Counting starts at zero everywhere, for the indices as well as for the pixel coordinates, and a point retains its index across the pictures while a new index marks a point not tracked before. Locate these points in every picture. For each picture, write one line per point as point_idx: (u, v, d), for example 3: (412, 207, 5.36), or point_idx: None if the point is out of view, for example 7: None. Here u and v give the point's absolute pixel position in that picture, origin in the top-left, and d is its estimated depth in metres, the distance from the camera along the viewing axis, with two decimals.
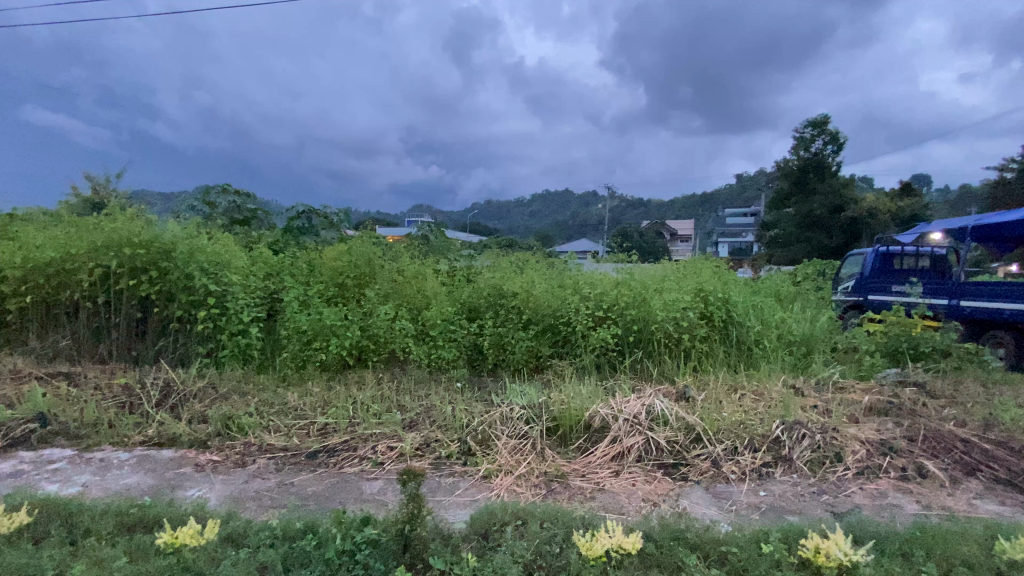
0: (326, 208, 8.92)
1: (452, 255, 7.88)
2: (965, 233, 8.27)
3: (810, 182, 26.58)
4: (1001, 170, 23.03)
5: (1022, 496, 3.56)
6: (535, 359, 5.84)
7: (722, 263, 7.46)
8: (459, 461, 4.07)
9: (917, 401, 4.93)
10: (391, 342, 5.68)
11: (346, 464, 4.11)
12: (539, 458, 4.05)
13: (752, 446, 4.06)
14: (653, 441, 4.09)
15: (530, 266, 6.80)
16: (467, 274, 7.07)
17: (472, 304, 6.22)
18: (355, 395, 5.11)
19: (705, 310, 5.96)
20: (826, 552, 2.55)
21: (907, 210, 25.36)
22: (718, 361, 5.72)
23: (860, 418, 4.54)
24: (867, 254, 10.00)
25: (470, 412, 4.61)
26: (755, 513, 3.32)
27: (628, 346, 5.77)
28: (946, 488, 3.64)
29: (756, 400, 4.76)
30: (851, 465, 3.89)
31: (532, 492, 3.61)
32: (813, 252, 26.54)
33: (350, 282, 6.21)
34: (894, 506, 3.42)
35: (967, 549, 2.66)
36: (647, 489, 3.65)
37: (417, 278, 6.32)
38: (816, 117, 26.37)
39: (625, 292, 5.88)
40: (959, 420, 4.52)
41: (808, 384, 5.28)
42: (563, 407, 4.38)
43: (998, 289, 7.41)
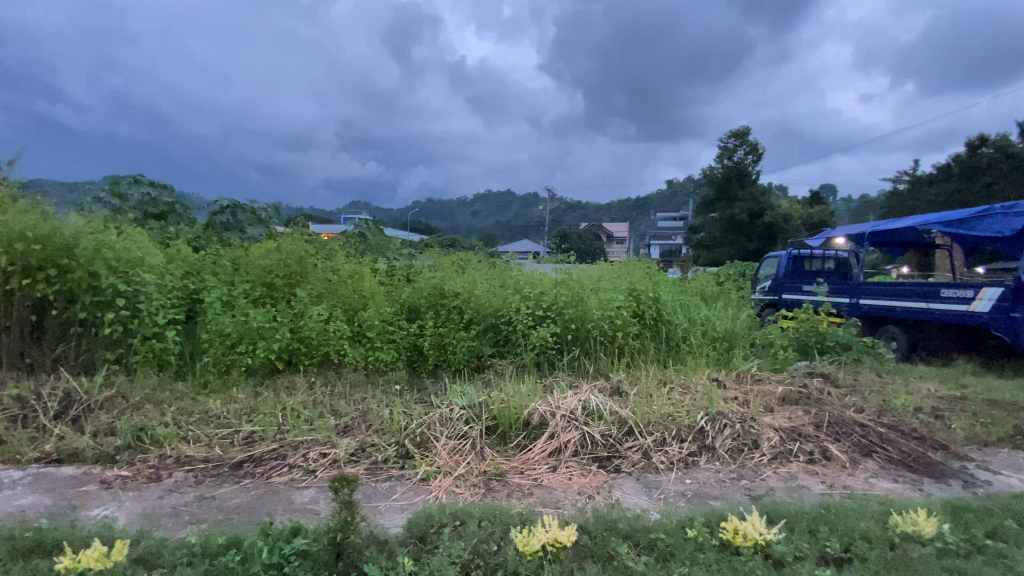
0: (253, 203, 8.44)
1: (391, 253, 7.71)
2: (864, 238, 9.19)
3: (732, 189, 28.46)
4: (896, 183, 25.80)
5: (911, 473, 4.00)
6: (476, 360, 5.83)
7: (653, 264, 7.82)
8: (397, 464, 3.99)
9: (823, 390, 5.43)
10: (325, 344, 5.45)
11: (275, 474, 3.90)
12: (479, 457, 4.04)
13: (679, 437, 4.30)
14: (588, 436, 4.22)
15: (472, 266, 6.78)
16: (407, 273, 6.93)
17: (412, 304, 6.09)
18: (285, 401, 4.87)
19: (637, 309, 6.25)
20: (744, 533, 2.77)
21: (817, 217, 27.82)
22: (650, 357, 5.99)
23: (775, 408, 4.93)
24: (782, 256, 10.84)
25: (409, 414, 4.53)
26: (681, 500, 3.51)
27: (566, 344, 5.91)
28: (847, 468, 4.04)
29: (684, 393, 5.04)
30: (766, 451, 4.21)
31: (471, 492, 3.60)
32: (734, 254, 28.51)
33: (279, 281, 5.88)
34: (802, 487, 3.75)
35: (866, 525, 2.96)
36: (583, 483, 3.75)
37: (354, 277, 6.09)
38: (738, 128, 28.26)
39: (564, 292, 6.01)
40: (858, 406, 5.03)
41: (729, 377, 5.65)
42: (502, 406, 4.41)
43: (891, 289, 8.29)
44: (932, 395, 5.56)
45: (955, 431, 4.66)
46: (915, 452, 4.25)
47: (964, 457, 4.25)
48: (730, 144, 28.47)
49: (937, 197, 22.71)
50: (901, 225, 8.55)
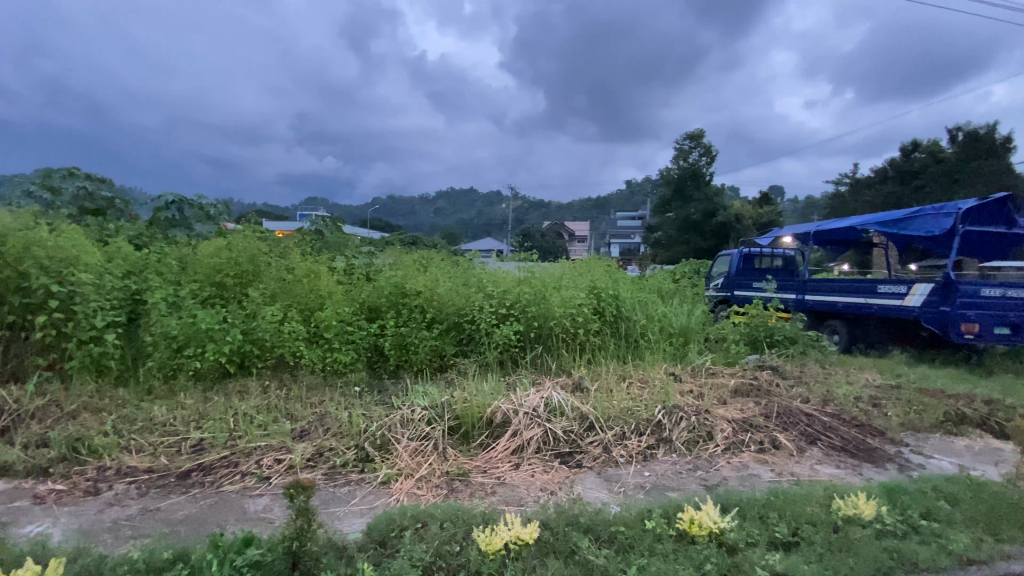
0: (201, 199, 8.03)
1: (349, 251, 7.50)
2: (809, 237, 9.67)
3: (688, 189, 29.35)
4: (838, 185, 27.33)
5: (852, 459, 4.25)
6: (439, 359, 5.77)
7: (612, 262, 7.96)
8: (356, 468, 3.90)
9: (772, 382, 5.69)
10: (279, 346, 5.26)
11: (226, 482, 3.73)
12: (441, 458, 4.01)
13: (638, 430, 4.41)
14: (550, 432, 4.25)
15: (434, 264, 6.69)
16: (366, 272, 6.77)
17: (372, 304, 5.94)
18: (237, 405, 4.67)
19: (598, 306, 6.37)
20: (699, 522, 2.87)
21: (766, 217, 29.13)
22: (610, 353, 6.10)
23: (727, 400, 5.13)
24: (733, 254, 11.23)
25: (368, 416, 4.43)
26: (640, 493, 3.60)
27: (529, 342, 5.93)
28: (794, 456, 4.25)
29: (643, 387, 5.17)
30: (720, 442, 4.37)
31: (433, 493, 3.57)
32: (690, 252, 29.48)
33: (230, 281, 5.62)
34: (754, 476, 3.91)
35: (812, 509, 3.13)
36: (545, 479, 3.78)
37: (310, 277, 5.90)
38: (693, 130, 29.18)
39: (527, 290, 6.03)
40: (803, 397, 5.31)
41: (685, 371, 5.84)
42: (464, 405, 4.38)
43: (834, 285, 8.78)
44: (870, 385, 5.93)
45: (891, 418, 4.99)
46: (856, 439, 4.52)
47: (899, 442, 4.56)
48: (685, 146, 29.36)
49: (874, 198, 24.26)
50: (843, 224, 9.05)
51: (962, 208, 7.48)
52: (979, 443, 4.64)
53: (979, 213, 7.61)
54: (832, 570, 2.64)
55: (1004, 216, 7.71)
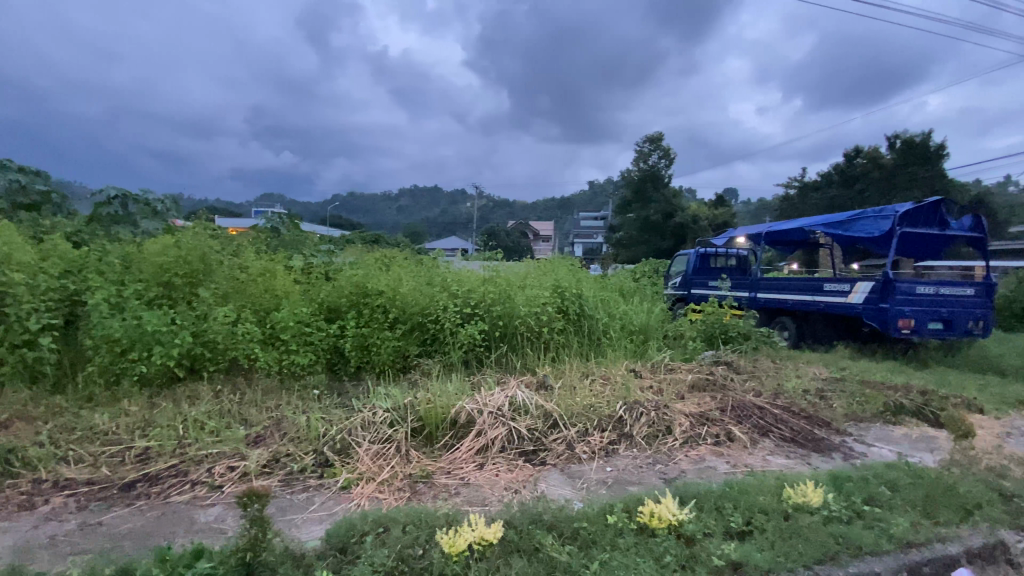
0: (147, 194, 7.60)
1: (308, 250, 7.27)
2: (761, 237, 10.09)
3: (648, 191, 30.08)
4: (787, 188, 28.65)
5: (801, 448, 4.46)
6: (402, 360, 5.67)
7: (576, 261, 8.05)
8: (315, 474, 3.79)
9: (727, 377, 5.91)
10: (233, 349, 5.04)
11: (175, 492, 3.55)
12: (404, 460, 3.95)
13: (600, 426, 4.49)
14: (515, 431, 4.26)
15: (396, 263, 6.57)
16: (325, 271, 6.58)
17: (331, 303, 5.79)
18: (187, 411, 4.46)
19: (562, 305, 6.43)
20: (659, 515, 2.94)
21: (722, 218, 30.21)
22: (573, 351, 6.18)
23: (685, 395, 5.29)
24: (690, 254, 11.58)
25: (328, 420, 4.31)
26: (603, 488, 3.66)
27: (494, 341, 5.93)
28: (748, 447, 4.42)
29: (605, 384, 5.27)
30: (678, 436, 4.50)
31: (395, 497, 3.50)
32: (650, 252, 30.25)
33: (178, 280, 5.34)
34: (710, 468, 4.04)
35: (764, 499, 3.26)
36: (509, 478, 3.79)
37: (265, 276, 5.68)
38: (653, 133, 29.95)
39: (491, 289, 6.01)
40: (756, 391, 5.54)
41: (645, 367, 5.99)
42: (428, 406, 4.33)
43: (784, 284, 9.21)
44: (817, 378, 6.26)
45: (836, 409, 5.27)
46: (804, 430, 4.75)
47: (844, 432, 4.82)
48: (645, 149, 30.07)
49: (820, 201, 25.60)
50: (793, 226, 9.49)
51: (899, 212, 7.98)
52: (914, 431, 4.97)
53: (914, 216, 8.13)
54: (784, 556, 2.76)
55: (936, 219, 8.27)
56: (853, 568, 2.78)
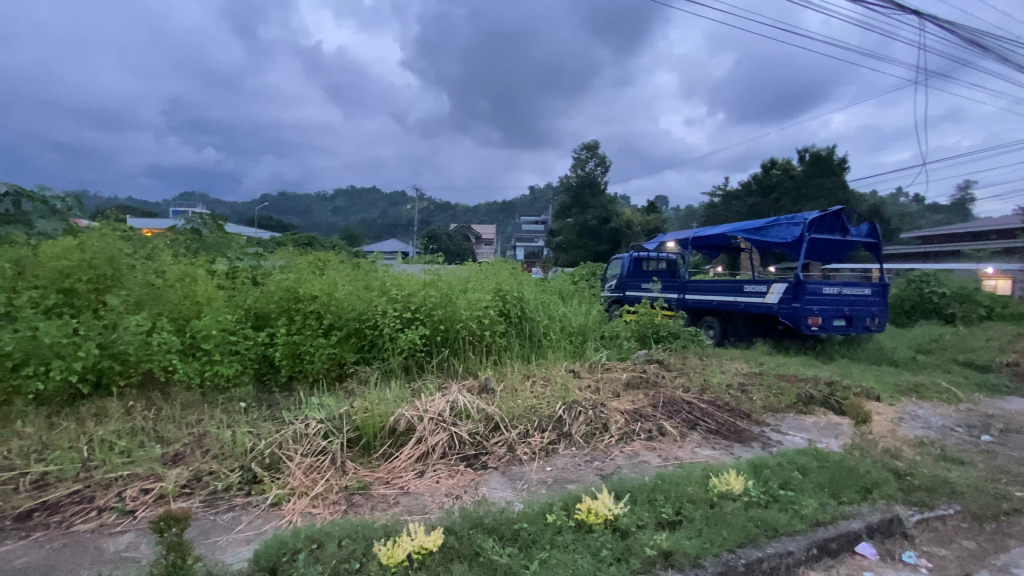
0: (45, 191, 6.84)
1: (233, 252, 6.84)
2: (688, 242, 10.70)
3: (585, 197, 31.01)
4: (712, 196, 30.56)
5: (725, 440, 4.77)
6: (337, 368, 5.47)
7: (516, 264, 8.14)
8: (242, 491, 3.58)
9: (659, 374, 6.21)
10: (147, 361, 4.65)
11: (79, 520, 3.22)
12: (339, 473, 3.81)
13: (541, 427, 4.56)
14: (455, 436, 4.23)
15: (331, 267, 6.34)
16: (252, 276, 6.25)
17: (259, 310, 5.50)
18: (92, 431, 4.06)
19: (503, 308, 6.49)
20: (596, 511, 3.05)
21: (654, 224, 31.69)
22: (515, 354, 6.23)
23: (621, 393, 5.50)
24: (624, 257, 12.03)
25: (256, 434, 4.09)
26: (543, 488, 3.72)
27: (435, 345, 5.85)
28: (678, 441, 4.67)
29: (545, 385, 5.37)
30: (614, 432, 4.66)
31: (330, 511, 3.37)
32: (588, 256, 31.12)
33: (82, 287, 4.84)
34: (643, 462, 4.22)
35: (693, 489, 3.46)
36: (450, 483, 3.77)
37: (184, 281, 5.29)
38: (589, 142, 30.95)
39: (432, 292, 5.92)
40: (685, 386, 5.87)
41: (583, 367, 6.17)
42: (365, 415, 4.20)
43: (710, 285, 9.82)
44: (738, 373, 6.72)
45: (755, 402, 5.69)
46: (728, 422, 5.09)
47: (762, 422, 5.21)
48: (582, 156, 30.94)
49: (741, 209, 27.51)
50: (716, 231, 10.13)
51: (808, 220, 8.76)
52: (822, 419, 5.47)
53: (820, 223, 8.94)
54: (709, 542, 2.95)
55: (839, 226, 9.14)
56: (770, 548, 3.01)
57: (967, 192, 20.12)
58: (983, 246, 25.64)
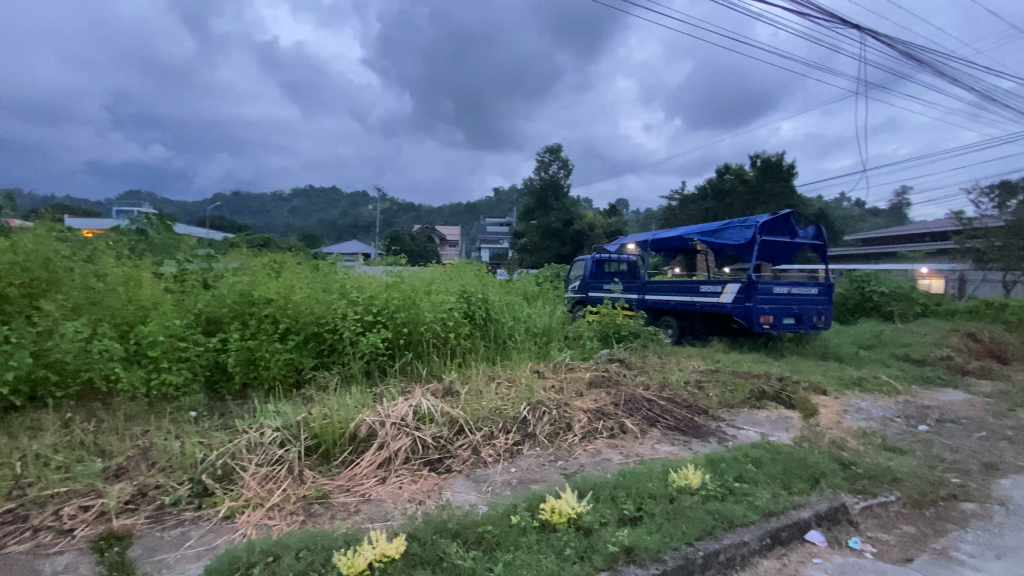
0: None
1: (183, 253, 6.53)
2: (647, 244, 10.98)
3: (549, 200, 31.31)
4: (671, 200, 31.48)
5: (683, 435, 4.91)
6: (295, 374, 5.30)
7: (481, 265, 8.12)
8: (192, 505, 3.41)
9: (621, 373, 6.34)
10: (87, 370, 4.38)
11: (9, 542, 2.98)
12: (297, 482, 3.69)
13: (505, 428, 4.57)
14: (419, 440, 4.17)
15: (288, 269, 6.14)
16: (203, 279, 5.99)
17: (211, 315, 5.27)
18: (25, 446, 3.78)
19: (468, 310, 6.45)
20: (559, 510, 3.08)
21: (616, 226, 32.35)
22: (480, 356, 6.20)
23: (584, 392, 5.58)
24: (587, 259, 12.22)
25: (208, 444, 3.91)
26: (507, 489, 3.72)
27: (398, 349, 5.75)
28: (639, 438, 4.77)
29: (510, 386, 5.37)
30: (578, 431, 4.72)
31: (287, 522, 3.26)
32: (552, 258, 31.43)
33: (14, 291, 4.51)
34: (606, 460, 4.30)
35: (653, 485, 3.55)
36: (413, 489, 3.71)
37: (128, 284, 5.01)
38: (552, 145, 31.30)
39: (395, 295, 5.80)
40: (646, 384, 6.02)
41: (548, 368, 6.22)
42: (324, 422, 4.09)
43: (669, 286, 10.10)
44: (695, 370, 6.94)
45: (712, 398, 5.89)
46: (686, 418, 5.25)
47: (718, 418, 5.40)
48: (546, 158, 31.23)
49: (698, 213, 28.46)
50: (673, 233, 10.45)
51: (759, 223, 9.15)
52: (774, 413, 5.72)
53: (771, 226, 9.35)
54: (669, 536, 3.02)
55: (788, 229, 9.59)
56: (726, 539, 3.11)
57: (903, 198, 21.55)
58: (917, 248, 27.53)
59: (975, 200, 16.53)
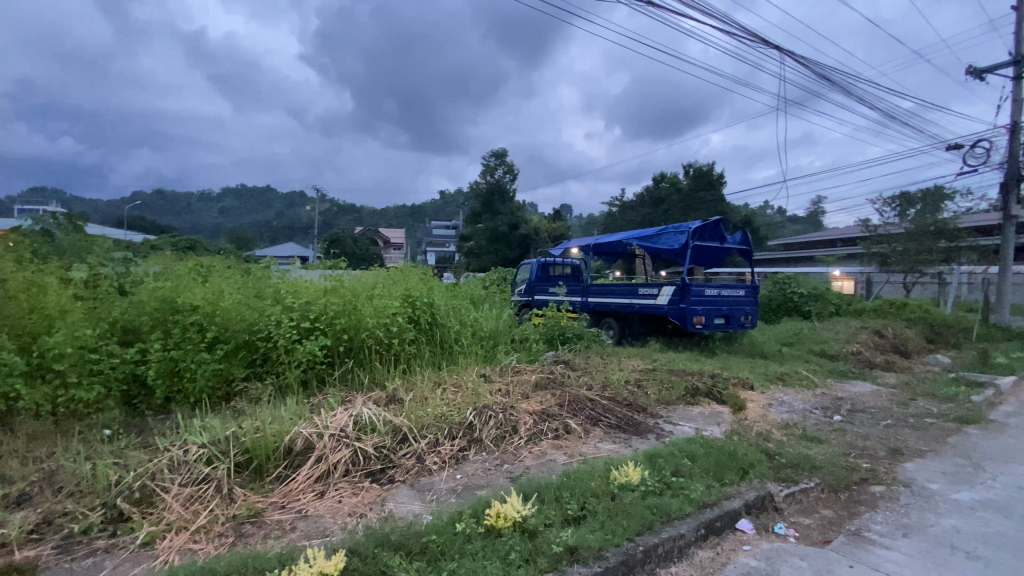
0: None
1: (97, 256, 5.98)
2: (590, 248, 11.27)
3: (495, 203, 31.44)
4: (613, 205, 32.55)
5: (624, 433, 5.07)
6: (224, 386, 4.97)
7: (426, 268, 7.98)
8: (107, 532, 3.12)
9: (565, 374, 6.46)
10: None
11: None
12: (226, 501, 3.46)
13: (451, 435, 4.52)
14: (359, 451, 4.04)
15: (217, 274, 5.77)
16: (120, 285, 5.53)
17: (128, 323, 4.87)
18: None
19: (412, 315, 6.32)
20: (504, 514, 3.09)
21: (560, 230, 32.99)
22: (425, 361, 6.10)
23: (530, 394, 5.63)
24: (532, 263, 12.37)
25: (125, 465, 3.59)
26: (452, 497, 3.68)
27: (338, 356, 5.53)
28: (582, 438, 4.88)
29: (455, 391, 5.32)
30: (524, 434, 4.76)
31: (214, 545, 3.04)
32: (498, 261, 31.61)
33: None
34: (550, 461, 4.35)
35: (596, 483, 3.64)
36: (353, 502, 3.58)
37: (30, 291, 4.54)
38: (497, 149, 31.46)
39: (334, 300, 5.58)
40: (589, 385, 6.16)
41: (494, 371, 6.22)
42: (256, 436, 3.87)
43: (610, 289, 10.42)
44: (635, 369, 7.20)
45: (651, 396, 6.12)
46: (627, 416, 5.42)
47: (656, 415, 5.63)
48: (491, 163, 31.37)
49: (637, 218, 29.63)
50: (615, 238, 10.80)
51: (692, 229, 9.65)
52: (707, 409, 6.04)
53: (702, 232, 9.88)
54: (611, 534, 3.11)
55: (718, 235, 10.17)
56: (665, 533, 3.24)
57: (818, 207, 23.49)
58: (831, 252, 30.09)
59: (879, 209, 18.30)
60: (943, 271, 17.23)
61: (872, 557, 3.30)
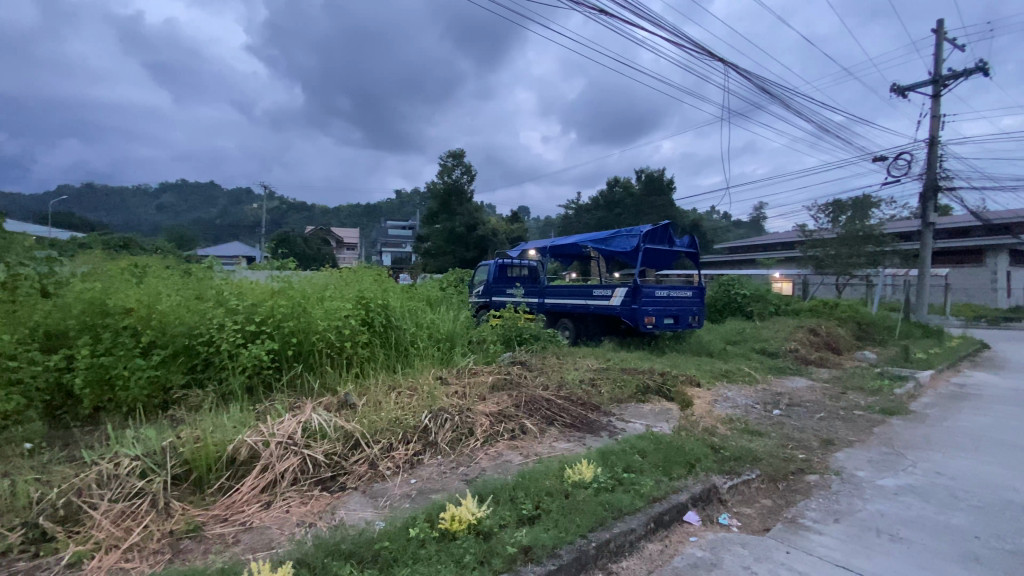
0: None
1: (16, 254, 5.51)
2: (546, 250, 11.40)
3: (452, 204, 31.23)
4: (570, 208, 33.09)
5: (579, 432, 5.16)
6: (160, 394, 4.68)
7: (381, 269, 7.81)
8: (25, 555, 2.88)
9: (521, 375, 6.52)
10: None
11: None
12: (163, 515, 3.27)
13: (405, 439, 4.45)
14: (309, 459, 3.92)
15: (154, 275, 5.44)
16: (43, 287, 5.13)
17: (52, 328, 4.52)
18: None
19: (366, 317, 6.16)
20: (459, 517, 3.09)
21: (518, 232, 33.17)
22: (380, 364, 5.98)
23: (486, 396, 5.64)
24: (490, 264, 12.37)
25: (47, 483, 3.33)
26: (406, 502, 3.63)
27: (286, 361, 5.31)
28: (537, 438, 4.93)
29: (411, 395, 5.24)
30: (480, 436, 4.76)
31: (148, 563, 2.86)
32: (456, 262, 31.46)
33: None
34: (506, 462, 4.37)
35: (551, 482, 3.70)
36: (302, 512, 3.46)
37: None
38: (455, 150, 31.28)
39: (282, 302, 5.36)
40: (545, 385, 6.24)
41: (450, 374, 6.18)
42: (196, 446, 3.67)
43: (566, 290, 10.59)
44: (589, 369, 7.35)
45: (604, 395, 6.27)
46: (581, 415, 5.52)
47: (609, 413, 5.77)
48: (449, 164, 31.16)
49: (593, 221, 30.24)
50: (570, 240, 10.98)
51: (643, 232, 9.95)
52: (657, 406, 6.24)
53: (653, 235, 10.20)
54: (565, 531, 3.16)
55: (667, 238, 10.54)
56: (616, 528, 3.33)
57: (761, 212, 24.80)
58: (773, 255, 31.81)
59: (815, 216, 19.53)
60: (870, 273, 18.61)
61: (807, 542, 3.51)
